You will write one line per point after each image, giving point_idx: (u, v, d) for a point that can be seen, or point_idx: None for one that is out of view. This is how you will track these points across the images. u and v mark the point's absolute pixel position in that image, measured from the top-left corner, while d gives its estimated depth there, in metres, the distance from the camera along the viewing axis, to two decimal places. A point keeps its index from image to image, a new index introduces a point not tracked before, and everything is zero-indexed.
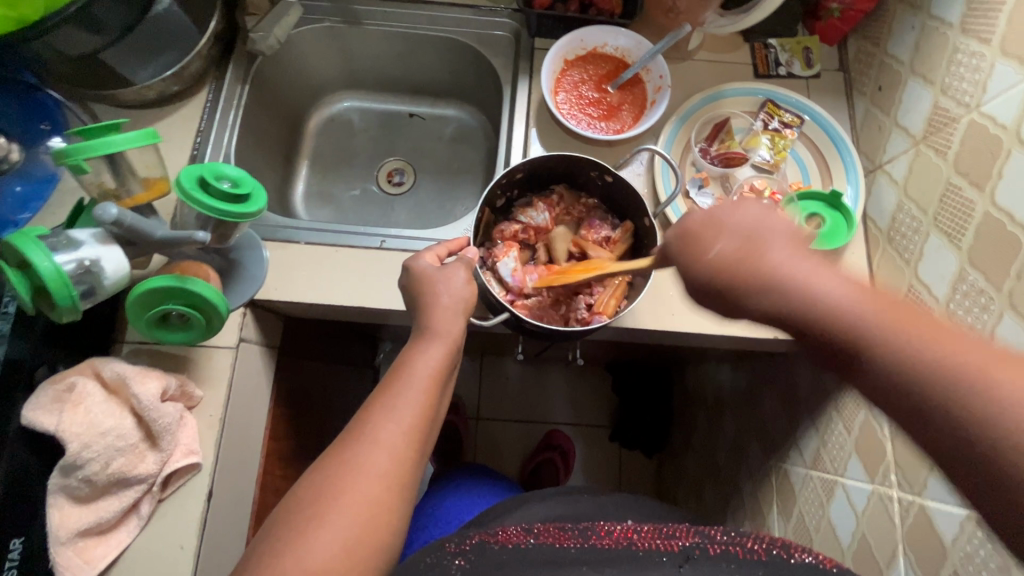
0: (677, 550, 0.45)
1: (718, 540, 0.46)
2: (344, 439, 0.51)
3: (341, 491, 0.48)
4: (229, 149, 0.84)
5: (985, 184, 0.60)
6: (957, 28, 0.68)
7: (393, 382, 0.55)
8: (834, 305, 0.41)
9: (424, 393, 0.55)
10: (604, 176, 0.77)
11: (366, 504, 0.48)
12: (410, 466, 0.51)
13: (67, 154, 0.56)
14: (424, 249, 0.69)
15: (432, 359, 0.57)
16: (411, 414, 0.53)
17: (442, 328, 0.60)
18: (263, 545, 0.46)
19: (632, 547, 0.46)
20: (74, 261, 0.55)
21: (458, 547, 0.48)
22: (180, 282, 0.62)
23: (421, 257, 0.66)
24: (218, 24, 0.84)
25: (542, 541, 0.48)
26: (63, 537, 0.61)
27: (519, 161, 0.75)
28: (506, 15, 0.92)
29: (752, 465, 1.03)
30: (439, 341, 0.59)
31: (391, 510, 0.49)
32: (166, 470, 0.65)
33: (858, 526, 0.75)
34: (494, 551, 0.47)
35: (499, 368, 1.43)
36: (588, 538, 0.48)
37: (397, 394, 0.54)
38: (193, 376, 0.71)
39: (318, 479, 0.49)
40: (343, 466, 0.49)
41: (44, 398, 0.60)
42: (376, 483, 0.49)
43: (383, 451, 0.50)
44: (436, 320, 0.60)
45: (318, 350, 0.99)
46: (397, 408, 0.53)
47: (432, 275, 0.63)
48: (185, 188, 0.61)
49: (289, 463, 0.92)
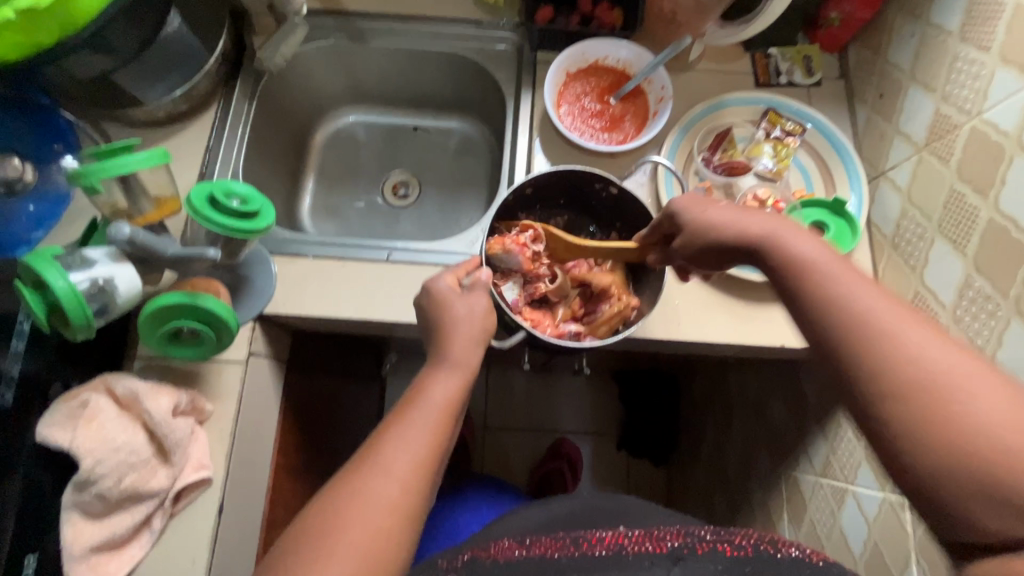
0: (666, 551, 0.46)
1: (708, 539, 0.47)
2: (355, 468, 0.52)
3: (349, 523, 0.48)
4: (237, 165, 0.86)
5: (989, 190, 0.61)
6: (956, 36, 0.68)
7: (408, 411, 0.56)
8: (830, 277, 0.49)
9: (437, 423, 0.55)
10: (609, 188, 0.77)
11: (374, 534, 0.48)
12: (419, 498, 0.51)
13: (84, 174, 0.57)
14: (441, 270, 0.68)
15: (449, 389, 0.58)
16: (424, 444, 0.53)
17: (458, 358, 0.60)
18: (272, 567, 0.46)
19: (622, 552, 0.46)
20: (88, 280, 0.56)
21: (450, 563, 0.49)
22: (192, 299, 0.63)
23: (440, 278, 0.66)
24: (226, 44, 0.85)
25: (534, 552, 0.48)
26: (77, 553, 0.62)
27: (526, 177, 0.76)
28: (509, 30, 0.93)
29: (762, 472, 1.02)
30: (456, 371, 0.60)
31: (399, 545, 0.49)
32: (177, 485, 0.65)
33: (870, 535, 0.75)
34: (486, 565, 0.47)
35: (505, 377, 1.43)
36: (578, 547, 0.48)
37: (411, 424, 0.54)
38: (203, 391, 0.72)
39: (328, 509, 0.49)
40: (354, 496, 0.49)
41: (58, 415, 0.61)
42: (383, 516, 0.49)
43: (394, 483, 0.51)
44: (454, 349, 0.61)
45: (326, 362, 1.00)
46: (410, 437, 0.53)
47: (451, 299, 0.64)
48: (196, 207, 0.63)
49: (298, 476, 0.93)
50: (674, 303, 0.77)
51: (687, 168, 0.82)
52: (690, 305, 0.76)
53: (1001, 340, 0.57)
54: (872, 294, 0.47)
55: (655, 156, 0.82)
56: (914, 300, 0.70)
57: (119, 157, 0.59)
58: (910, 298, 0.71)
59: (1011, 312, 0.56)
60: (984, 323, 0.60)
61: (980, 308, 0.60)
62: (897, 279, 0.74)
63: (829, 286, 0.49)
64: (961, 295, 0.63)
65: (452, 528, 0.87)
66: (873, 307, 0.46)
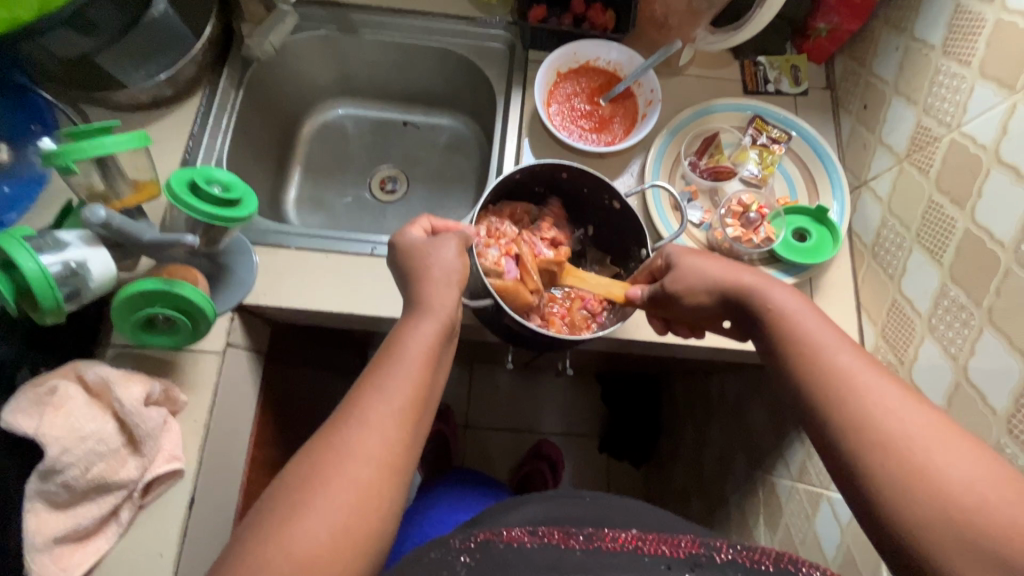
0: (684, 557, 0.44)
1: (727, 550, 0.44)
2: (333, 423, 0.51)
3: (326, 477, 0.47)
4: (221, 153, 0.84)
5: (966, 201, 0.62)
6: (939, 50, 0.70)
7: (384, 362, 0.54)
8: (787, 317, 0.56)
9: (416, 372, 0.54)
10: (614, 202, 0.76)
11: (357, 489, 0.47)
12: (403, 450, 0.51)
13: (57, 155, 0.56)
14: (409, 221, 0.68)
15: (422, 339, 0.56)
16: (400, 397, 0.52)
17: (435, 305, 0.59)
18: (246, 537, 0.45)
19: (637, 552, 0.45)
20: (60, 263, 0.54)
21: (464, 544, 0.48)
22: (168, 285, 0.62)
23: (409, 232, 0.65)
24: (214, 31, 0.84)
25: (547, 542, 0.47)
26: (40, 543, 0.60)
27: (561, 162, 0.75)
28: (501, 27, 0.93)
29: (739, 477, 1.03)
30: (431, 319, 0.58)
31: (382, 497, 0.48)
32: (148, 476, 0.64)
33: (843, 539, 0.76)
34: (500, 552, 0.46)
35: (489, 376, 1.43)
36: (593, 541, 0.46)
37: (388, 374, 0.53)
38: (177, 381, 0.70)
39: (304, 467, 0.48)
40: (334, 451, 0.48)
41: (24, 402, 0.60)
42: (364, 471, 0.48)
43: (371, 437, 0.49)
44: (429, 295, 0.59)
45: (306, 357, 0.98)
46: (386, 390, 0.52)
47: (424, 248, 0.62)
48: (175, 192, 0.61)
49: (273, 470, 0.91)
50: None
51: (672, 173, 0.83)
52: None
53: (973, 349, 0.58)
54: (869, 372, 0.50)
55: (641, 158, 0.84)
56: (891, 308, 0.71)
57: (96, 138, 0.58)
58: (887, 306, 0.72)
59: (985, 321, 0.58)
60: (958, 332, 0.61)
61: (954, 317, 0.61)
62: (875, 286, 0.75)
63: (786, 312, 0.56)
64: (936, 304, 0.64)
65: (428, 524, 0.87)
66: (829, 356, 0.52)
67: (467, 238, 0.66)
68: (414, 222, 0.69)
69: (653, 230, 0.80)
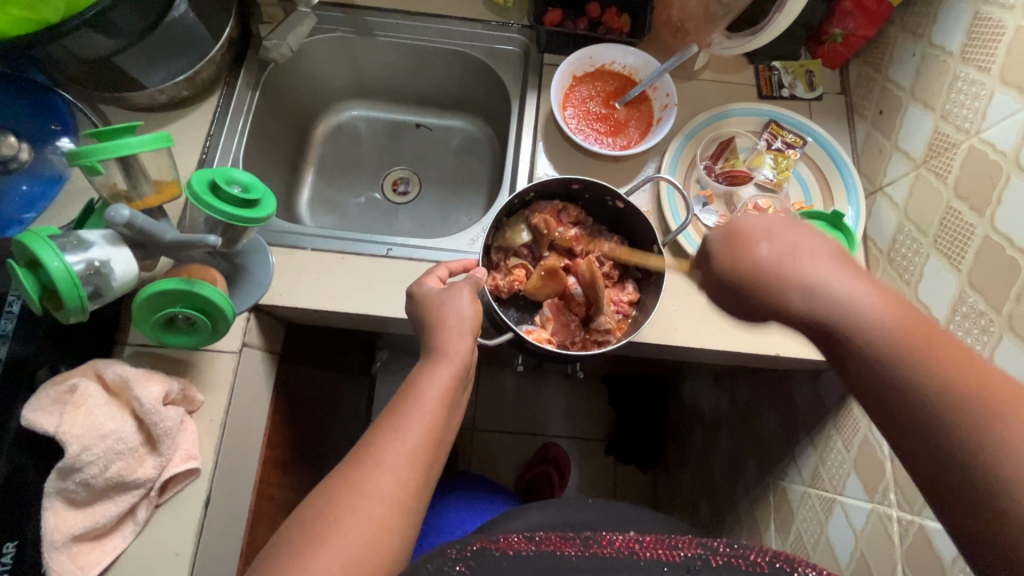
0: (678, 560, 0.43)
1: (721, 551, 0.43)
2: (349, 462, 0.51)
3: (342, 512, 0.47)
4: (238, 154, 0.85)
5: (985, 208, 0.62)
6: (957, 56, 0.70)
7: (400, 404, 0.55)
8: (853, 309, 0.47)
9: (431, 412, 0.55)
10: (618, 202, 0.78)
11: (369, 527, 0.47)
12: (414, 489, 0.51)
13: (83, 154, 0.56)
14: (425, 271, 0.68)
15: (439, 383, 0.57)
16: (417, 435, 0.53)
17: (451, 351, 0.60)
18: (267, 563, 0.46)
19: (633, 557, 0.44)
20: (83, 262, 0.55)
21: (460, 553, 0.46)
22: (188, 285, 0.61)
23: (425, 282, 0.66)
24: (232, 32, 0.84)
25: (544, 548, 0.45)
26: (58, 542, 0.60)
27: (576, 175, 0.77)
28: (517, 31, 0.94)
29: (750, 482, 1.02)
30: (447, 364, 0.59)
31: (392, 532, 0.48)
32: (165, 475, 0.64)
33: (857, 545, 0.75)
34: (496, 559, 0.44)
35: (497, 378, 1.43)
36: (588, 547, 0.45)
37: (404, 414, 0.54)
38: (195, 380, 0.70)
39: (321, 503, 0.48)
40: (349, 487, 0.49)
41: (44, 399, 0.60)
42: (377, 506, 0.48)
43: (386, 473, 0.50)
44: (446, 342, 0.60)
45: (318, 357, 0.99)
46: (403, 430, 0.53)
47: (435, 300, 0.63)
48: (196, 193, 0.62)
49: (285, 471, 0.91)
50: (673, 308, 0.76)
51: (688, 175, 0.83)
52: (688, 310, 0.77)
53: (993, 355, 0.58)
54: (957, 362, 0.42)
55: (656, 163, 0.84)
56: None
57: (119, 138, 0.58)
58: None
59: (1004, 328, 0.57)
60: (977, 338, 0.61)
61: (973, 324, 0.61)
62: None
63: (839, 301, 0.48)
64: (954, 310, 0.64)
65: (438, 528, 0.87)
66: (885, 337, 0.46)
67: (480, 282, 0.67)
68: (430, 269, 0.70)
69: (662, 223, 0.81)
